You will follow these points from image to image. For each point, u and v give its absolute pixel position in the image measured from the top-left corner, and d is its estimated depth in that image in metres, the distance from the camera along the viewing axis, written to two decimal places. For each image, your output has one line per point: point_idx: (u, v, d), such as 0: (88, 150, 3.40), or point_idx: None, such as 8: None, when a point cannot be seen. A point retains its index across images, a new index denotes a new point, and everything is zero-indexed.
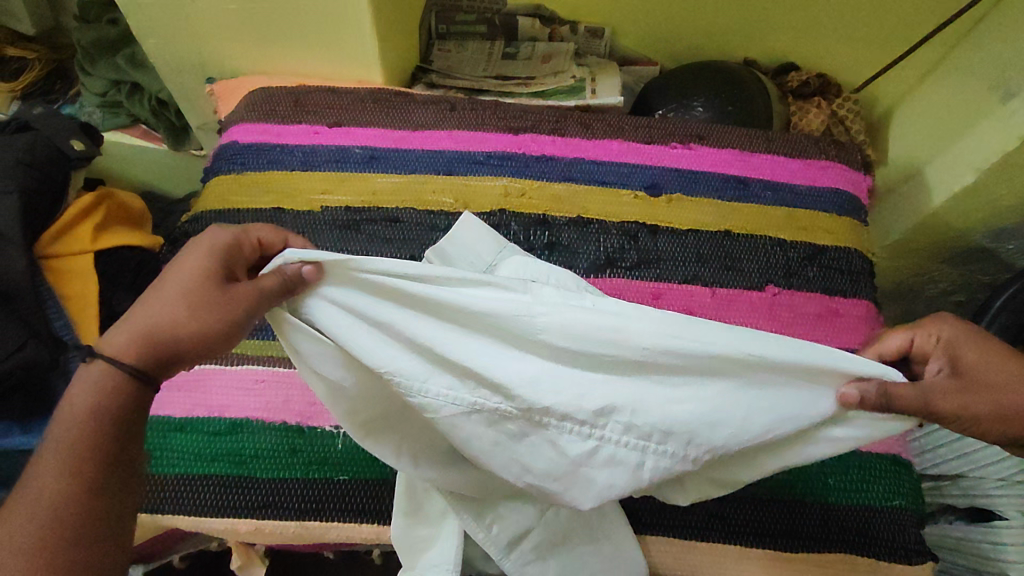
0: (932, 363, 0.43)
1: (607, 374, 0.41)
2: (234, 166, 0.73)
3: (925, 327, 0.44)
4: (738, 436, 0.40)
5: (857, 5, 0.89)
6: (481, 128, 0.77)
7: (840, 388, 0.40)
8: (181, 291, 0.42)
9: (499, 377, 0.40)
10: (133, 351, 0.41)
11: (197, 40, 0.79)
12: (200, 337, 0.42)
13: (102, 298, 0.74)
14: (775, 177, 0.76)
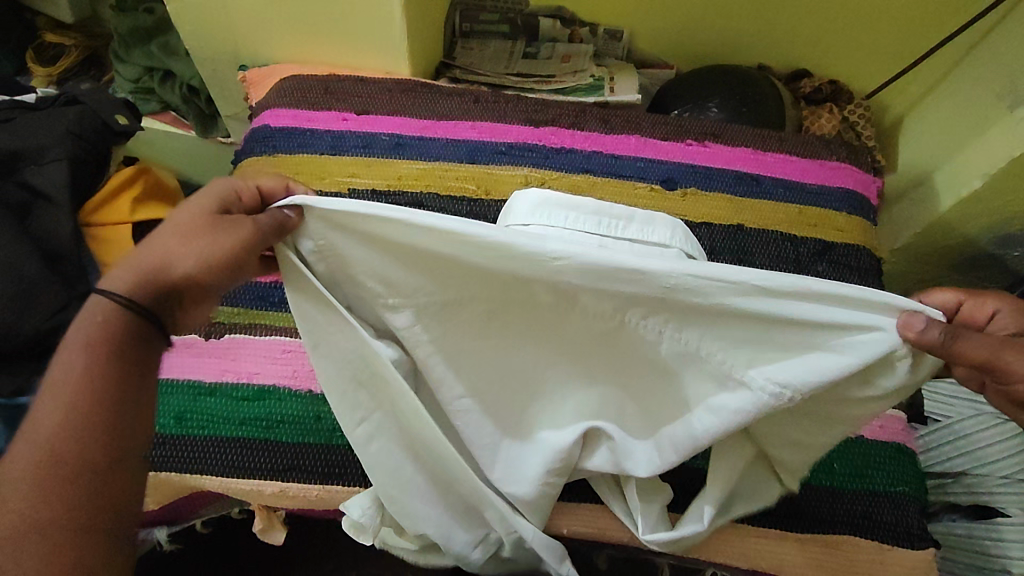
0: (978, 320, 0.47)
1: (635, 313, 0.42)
2: (266, 148, 0.76)
3: (980, 298, 0.48)
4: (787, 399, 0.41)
5: (870, 15, 0.91)
6: (503, 121, 0.79)
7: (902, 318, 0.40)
8: (185, 227, 0.45)
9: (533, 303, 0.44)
10: (128, 286, 0.44)
11: (234, 29, 0.83)
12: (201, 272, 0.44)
13: None
14: (787, 176, 0.78)
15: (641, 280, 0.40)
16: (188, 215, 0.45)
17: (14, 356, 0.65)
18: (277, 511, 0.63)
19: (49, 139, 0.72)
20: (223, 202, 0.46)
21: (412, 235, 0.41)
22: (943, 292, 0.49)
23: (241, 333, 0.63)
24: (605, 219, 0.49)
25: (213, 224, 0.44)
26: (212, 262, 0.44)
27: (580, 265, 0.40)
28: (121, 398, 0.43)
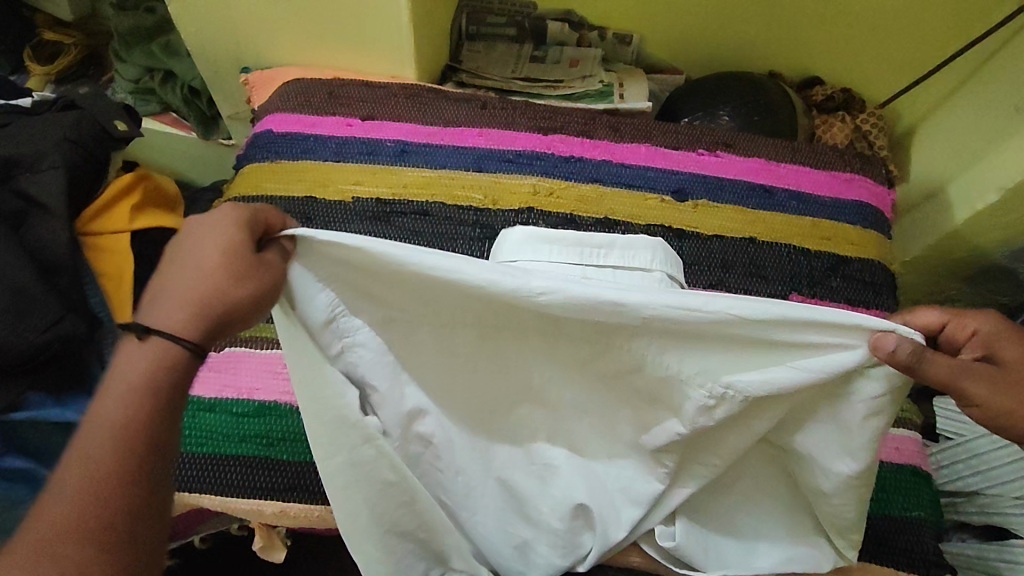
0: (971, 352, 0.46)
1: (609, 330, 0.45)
2: (268, 154, 0.74)
3: (964, 317, 0.46)
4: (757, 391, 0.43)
5: (885, 22, 0.90)
6: (511, 128, 0.78)
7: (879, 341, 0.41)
8: (221, 269, 0.43)
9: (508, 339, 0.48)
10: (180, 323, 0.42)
11: (237, 32, 0.81)
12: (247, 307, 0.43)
13: (136, 276, 0.76)
14: (800, 188, 0.77)
15: (605, 326, 0.44)
16: (218, 253, 0.43)
17: (9, 369, 0.63)
18: (277, 529, 0.63)
19: (45, 146, 0.70)
20: (250, 234, 0.44)
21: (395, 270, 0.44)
22: (892, 337, 0.41)
23: (242, 347, 0.61)
24: (587, 249, 0.50)
25: (252, 266, 0.43)
26: (257, 295, 0.43)
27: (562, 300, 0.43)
28: (162, 441, 0.41)
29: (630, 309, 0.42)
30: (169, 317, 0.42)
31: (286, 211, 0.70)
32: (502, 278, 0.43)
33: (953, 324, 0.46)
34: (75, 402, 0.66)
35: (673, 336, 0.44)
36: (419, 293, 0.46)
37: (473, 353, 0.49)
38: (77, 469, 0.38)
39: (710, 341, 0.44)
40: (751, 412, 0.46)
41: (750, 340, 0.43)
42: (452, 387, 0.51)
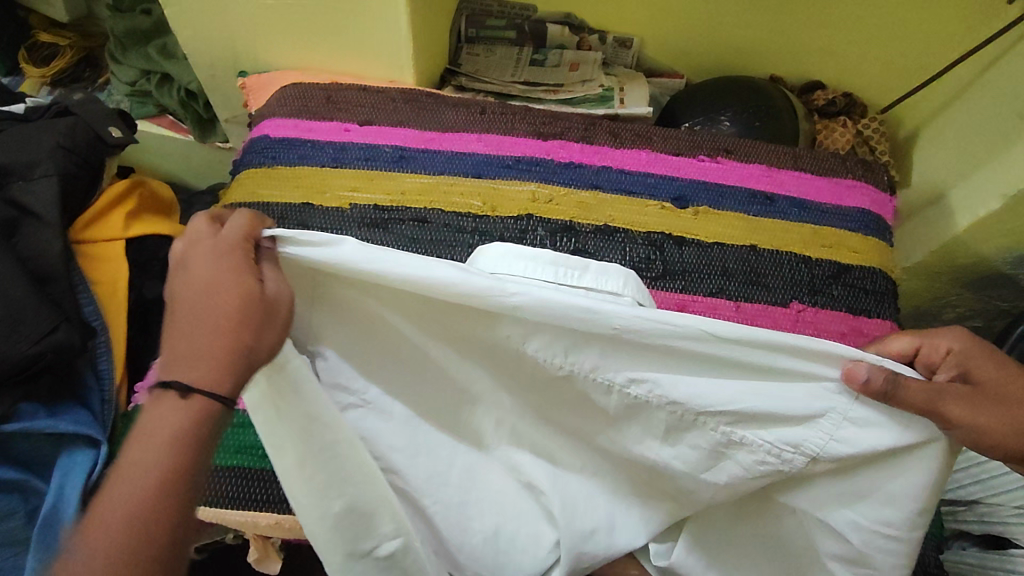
0: (943, 373, 0.46)
1: (587, 342, 0.46)
2: (265, 159, 0.74)
3: (934, 339, 0.46)
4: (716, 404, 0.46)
5: (888, 27, 0.89)
6: (510, 133, 0.77)
7: (847, 364, 0.43)
8: (237, 313, 0.41)
9: (490, 344, 0.49)
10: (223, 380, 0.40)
11: (234, 35, 0.80)
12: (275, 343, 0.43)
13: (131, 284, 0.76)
14: (801, 195, 0.76)
15: (581, 335, 0.46)
16: (229, 299, 0.42)
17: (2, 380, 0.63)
18: (272, 540, 0.62)
19: (39, 153, 0.70)
20: (251, 270, 0.43)
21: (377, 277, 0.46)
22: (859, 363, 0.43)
23: None
24: (561, 269, 0.48)
25: (271, 306, 0.43)
26: (281, 329, 0.44)
27: (535, 302, 0.45)
28: (196, 485, 0.39)
29: (602, 320, 0.45)
30: (211, 376, 0.40)
31: (282, 218, 0.69)
32: (476, 281, 0.45)
33: (922, 350, 0.47)
34: (68, 412, 0.66)
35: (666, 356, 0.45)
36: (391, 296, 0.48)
37: (456, 358, 0.51)
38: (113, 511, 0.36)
39: (674, 363, 0.46)
40: (734, 440, 0.47)
41: (718, 362, 0.45)
42: (434, 386, 0.52)
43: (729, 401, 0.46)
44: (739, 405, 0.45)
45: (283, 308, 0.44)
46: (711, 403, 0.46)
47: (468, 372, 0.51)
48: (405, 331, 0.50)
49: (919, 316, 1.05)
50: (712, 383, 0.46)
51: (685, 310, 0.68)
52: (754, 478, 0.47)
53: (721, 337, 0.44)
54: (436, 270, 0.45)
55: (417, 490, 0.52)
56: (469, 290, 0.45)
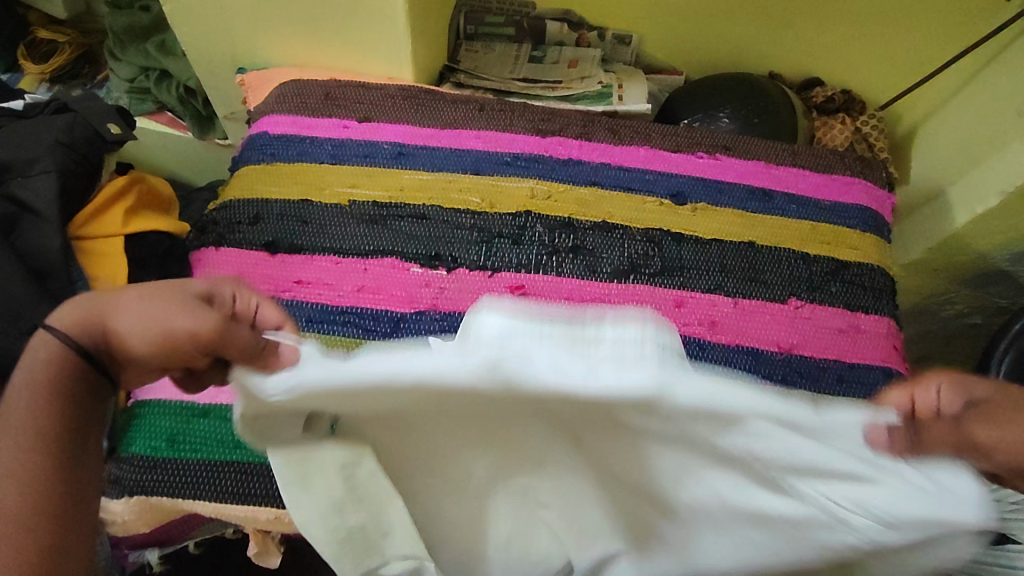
0: (948, 407, 0.38)
1: (619, 441, 0.38)
2: (264, 156, 0.74)
3: (922, 383, 0.40)
4: (754, 477, 0.36)
5: (887, 24, 0.89)
6: (509, 130, 0.77)
7: (922, 392, 0.39)
8: (152, 290, 0.45)
9: (508, 440, 0.40)
10: (87, 329, 0.44)
11: (232, 32, 0.80)
12: (143, 335, 0.43)
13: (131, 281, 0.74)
14: (799, 191, 0.76)
15: (607, 434, 0.37)
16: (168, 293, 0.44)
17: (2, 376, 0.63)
18: (272, 535, 0.63)
19: (38, 150, 0.70)
20: (213, 289, 0.46)
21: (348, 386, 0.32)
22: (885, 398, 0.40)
23: None
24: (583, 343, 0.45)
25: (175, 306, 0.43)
26: (155, 333, 0.43)
27: (557, 404, 0.34)
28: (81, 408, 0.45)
29: (653, 403, 0.32)
30: (79, 317, 0.44)
31: (281, 215, 0.69)
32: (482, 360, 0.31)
33: (916, 402, 0.39)
34: None
35: (699, 451, 0.36)
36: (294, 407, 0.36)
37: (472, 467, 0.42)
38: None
39: (710, 455, 0.36)
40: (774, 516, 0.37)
41: (781, 459, 0.34)
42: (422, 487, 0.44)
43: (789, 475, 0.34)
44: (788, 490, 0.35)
45: (175, 319, 0.42)
46: (740, 480, 0.37)
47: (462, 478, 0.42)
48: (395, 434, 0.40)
49: (917, 312, 1.06)
50: (755, 474, 0.36)
51: (684, 306, 0.67)
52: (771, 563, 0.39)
53: (800, 416, 0.33)
54: (450, 354, 0.32)
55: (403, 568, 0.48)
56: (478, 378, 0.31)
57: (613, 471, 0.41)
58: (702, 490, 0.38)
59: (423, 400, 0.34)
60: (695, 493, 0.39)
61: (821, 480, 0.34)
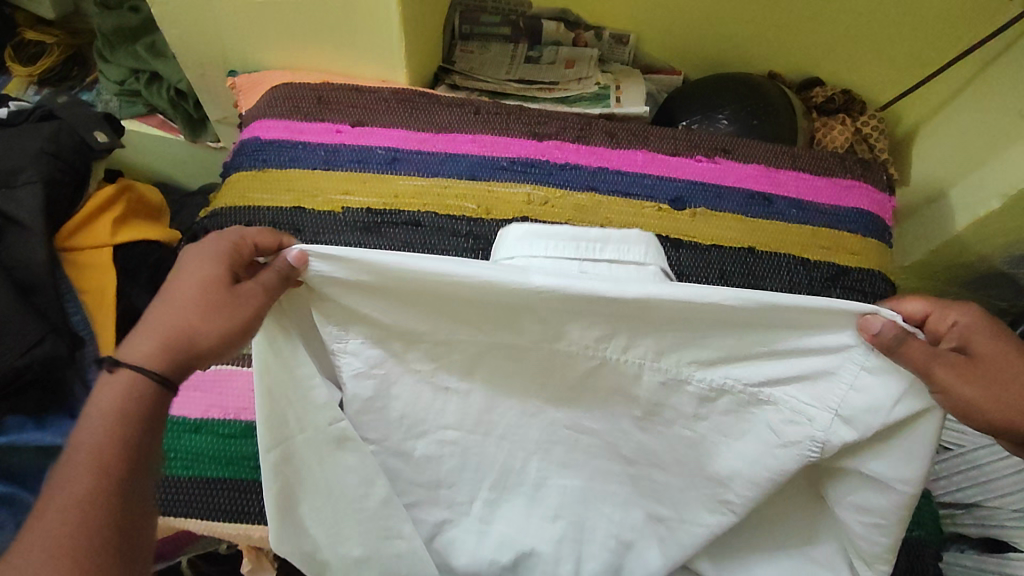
0: (947, 342, 0.51)
1: (588, 324, 0.54)
2: (256, 162, 0.72)
3: (946, 310, 0.51)
4: (707, 363, 0.54)
5: (889, 22, 0.88)
6: (504, 134, 0.76)
7: (867, 317, 0.48)
8: (196, 294, 0.48)
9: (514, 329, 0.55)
10: (159, 357, 0.47)
11: (222, 34, 0.79)
12: (222, 336, 0.48)
13: (121, 293, 0.75)
14: (800, 195, 0.75)
15: (604, 315, 0.52)
16: (213, 288, 0.48)
17: None
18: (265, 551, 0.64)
19: (22, 159, 0.69)
20: (230, 268, 0.50)
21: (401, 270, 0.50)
22: (914, 302, 0.52)
23: (229, 365, 0.61)
24: (582, 243, 0.54)
25: (231, 301, 0.49)
26: (232, 330, 0.49)
27: (565, 293, 0.50)
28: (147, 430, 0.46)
29: (629, 292, 0.49)
30: (153, 348, 0.47)
31: (274, 223, 0.68)
32: (503, 275, 0.49)
33: (931, 319, 0.51)
34: (55, 424, 0.68)
35: (664, 320, 0.53)
36: (434, 309, 0.54)
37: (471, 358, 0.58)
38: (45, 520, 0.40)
39: (682, 330, 0.53)
40: (720, 391, 0.56)
41: (725, 324, 0.52)
42: (446, 386, 0.59)
43: (721, 355, 0.54)
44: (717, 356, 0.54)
45: (243, 311, 0.48)
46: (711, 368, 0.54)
47: (492, 350, 0.57)
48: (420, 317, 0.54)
49: None
50: (709, 347, 0.54)
51: None
52: (724, 415, 0.57)
53: (734, 297, 0.49)
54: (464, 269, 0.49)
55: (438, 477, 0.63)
56: (491, 281, 0.49)
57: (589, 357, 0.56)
58: (701, 383, 0.56)
59: (443, 284, 0.50)
60: (655, 377, 0.56)
61: (795, 360, 0.53)
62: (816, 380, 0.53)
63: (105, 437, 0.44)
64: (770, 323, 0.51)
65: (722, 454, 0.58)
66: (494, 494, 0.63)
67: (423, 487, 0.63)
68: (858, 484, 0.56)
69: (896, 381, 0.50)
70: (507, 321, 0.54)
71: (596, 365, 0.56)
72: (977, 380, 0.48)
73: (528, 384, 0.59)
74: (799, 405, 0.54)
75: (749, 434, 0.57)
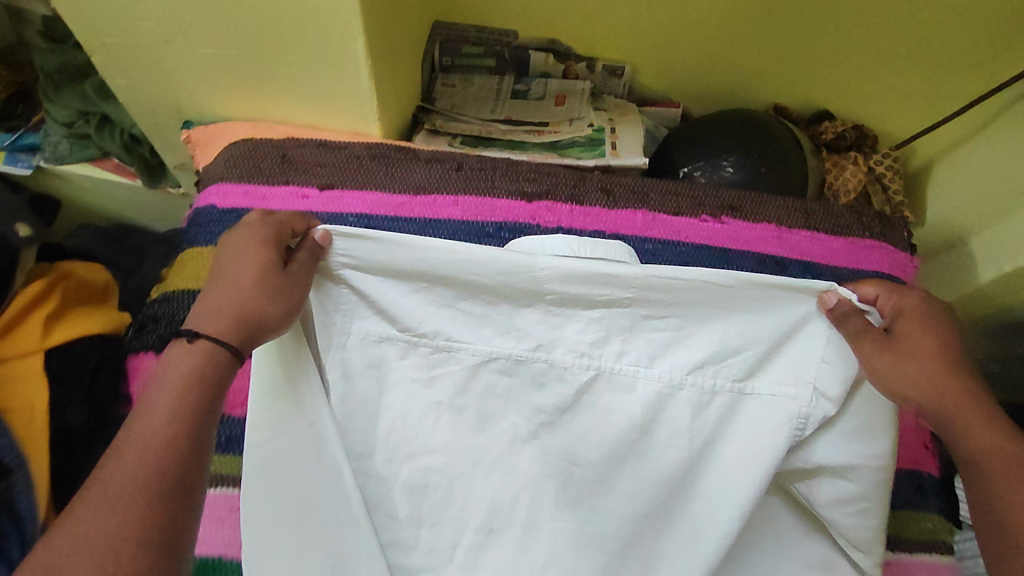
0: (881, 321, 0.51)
1: (592, 320, 0.56)
2: (212, 236, 0.65)
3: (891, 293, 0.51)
4: (678, 351, 0.56)
5: (908, 57, 0.81)
6: (489, 195, 0.69)
7: (824, 292, 0.50)
8: (253, 277, 0.48)
9: (515, 327, 0.57)
10: (229, 333, 0.47)
11: (172, 87, 0.70)
12: (284, 315, 0.49)
13: (55, 404, 0.65)
14: (814, 258, 0.69)
15: (604, 304, 0.54)
16: (269, 269, 0.49)
17: None
18: None
19: None
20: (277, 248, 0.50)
21: (416, 249, 0.52)
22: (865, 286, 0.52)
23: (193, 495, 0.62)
24: (579, 243, 0.54)
25: (286, 282, 0.49)
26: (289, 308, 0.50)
27: (563, 273, 0.52)
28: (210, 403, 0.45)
29: (622, 279, 0.52)
30: (222, 326, 0.47)
31: None
32: (515, 258, 0.52)
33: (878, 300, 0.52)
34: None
35: (653, 308, 0.55)
36: (443, 297, 0.56)
37: (470, 369, 0.57)
38: (114, 476, 0.40)
39: (677, 315, 0.55)
40: (696, 379, 0.56)
41: (701, 306, 0.54)
42: (440, 410, 0.57)
43: (700, 351, 0.55)
44: (690, 340, 0.56)
45: (297, 289, 0.50)
46: (690, 360, 0.56)
47: (495, 359, 0.57)
48: (435, 311, 0.56)
49: None
50: (679, 334, 0.56)
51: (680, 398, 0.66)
52: (699, 413, 0.56)
53: (711, 274, 0.51)
54: (475, 248, 0.52)
55: (423, 516, 0.58)
56: (509, 263, 0.52)
57: (574, 362, 0.57)
58: (694, 383, 0.55)
59: (458, 266, 0.53)
60: (647, 378, 0.56)
61: (762, 344, 0.54)
62: (779, 363, 0.54)
63: (171, 408, 0.43)
64: (746, 308, 0.52)
65: (718, 459, 0.56)
66: (481, 536, 0.57)
67: (405, 523, 0.58)
68: (827, 475, 0.56)
69: (838, 365, 0.52)
70: (503, 314, 0.57)
71: (586, 378, 0.57)
72: (907, 359, 0.49)
73: (520, 414, 0.57)
74: (766, 388, 0.55)
75: (719, 424, 0.56)
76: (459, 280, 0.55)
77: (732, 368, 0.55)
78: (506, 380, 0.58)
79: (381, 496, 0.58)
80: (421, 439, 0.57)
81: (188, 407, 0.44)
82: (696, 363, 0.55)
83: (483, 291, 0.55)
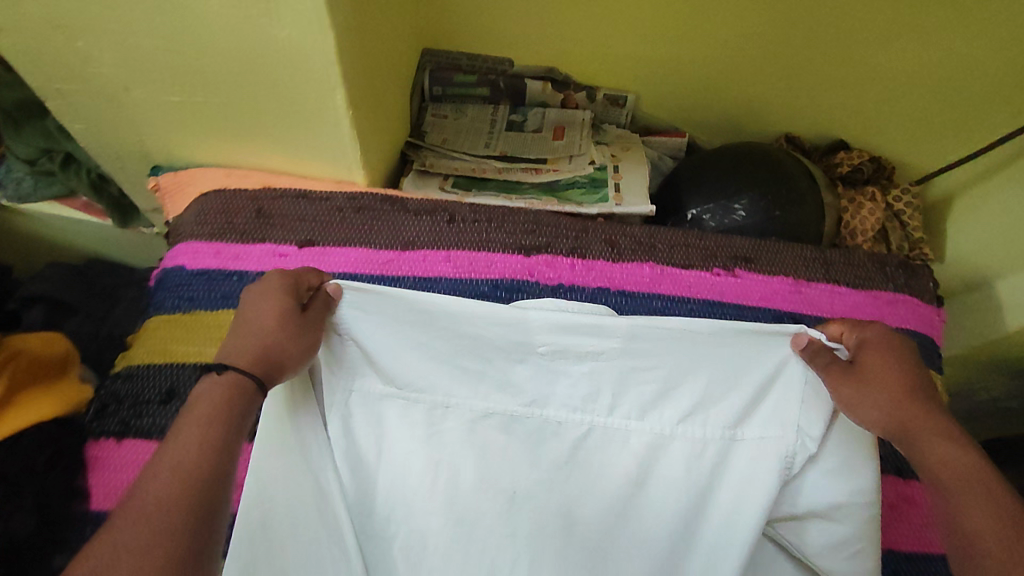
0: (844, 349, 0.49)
1: (579, 369, 0.55)
2: (182, 301, 0.60)
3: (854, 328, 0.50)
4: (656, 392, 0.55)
5: (930, 88, 0.76)
6: (484, 249, 0.63)
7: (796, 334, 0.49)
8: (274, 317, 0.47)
9: (511, 383, 0.57)
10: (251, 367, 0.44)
11: (136, 133, 0.64)
12: (301, 356, 0.47)
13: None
14: (834, 314, 0.64)
15: (591, 355, 0.54)
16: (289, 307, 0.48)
17: None
18: None
19: None
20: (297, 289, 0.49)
21: (415, 303, 0.51)
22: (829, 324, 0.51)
23: None
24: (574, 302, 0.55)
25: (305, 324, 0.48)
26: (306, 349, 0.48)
27: (549, 323, 0.52)
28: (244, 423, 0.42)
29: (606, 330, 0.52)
30: (244, 361, 0.44)
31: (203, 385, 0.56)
32: (505, 309, 0.52)
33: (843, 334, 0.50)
34: None
35: (637, 359, 0.54)
36: (439, 352, 0.55)
37: (467, 426, 0.57)
38: (146, 498, 0.36)
39: (665, 364, 0.53)
40: (683, 425, 0.55)
41: (688, 354, 0.52)
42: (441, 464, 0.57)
43: (685, 401, 0.55)
44: (674, 391, 0.55)
45: (314, 332, 0.49)
46: (676, 412, 0.55)
47: (485, 411, 0.57)
48: (436, 368, 0.55)
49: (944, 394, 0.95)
50: (663, 383, 0.55)
51: None
52: (687, 466, 0.56)
53: (692, 323, 0.50)
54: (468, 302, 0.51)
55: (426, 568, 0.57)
56: (496, 314, 0.52)
57: (561, 412, 0.57)
58: (685, 434, 0.55)
59: (454, 318, 0.52)
60: (636, 429, 0.56)
61: (745, 394, 0.53)
62: (766, 415, 0.53)
63: (207, 423, 0.40)
64: (723, 351, 0.52)
65: (714, 506, 0.56)
66: None
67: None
68: (826, 524, 0.52)
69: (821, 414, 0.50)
70: (500, 369, 0.56)
71: (581, 429, 0.57)
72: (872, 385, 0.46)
73: (518, 457, 0.57)
74: (752, 439, 0.54)
75: (705, 471, 0.56)
76: (453, 332, 0.54)
77: (715, 418, 0.55)
78: (502, 431, 0.58)
79: (387, 559, 0.57)
80: (427, 495, 0.57)
81: (222, 423, 0.40)
82: (683, 415, 0.55)
83: (479, 346, 0.54)
